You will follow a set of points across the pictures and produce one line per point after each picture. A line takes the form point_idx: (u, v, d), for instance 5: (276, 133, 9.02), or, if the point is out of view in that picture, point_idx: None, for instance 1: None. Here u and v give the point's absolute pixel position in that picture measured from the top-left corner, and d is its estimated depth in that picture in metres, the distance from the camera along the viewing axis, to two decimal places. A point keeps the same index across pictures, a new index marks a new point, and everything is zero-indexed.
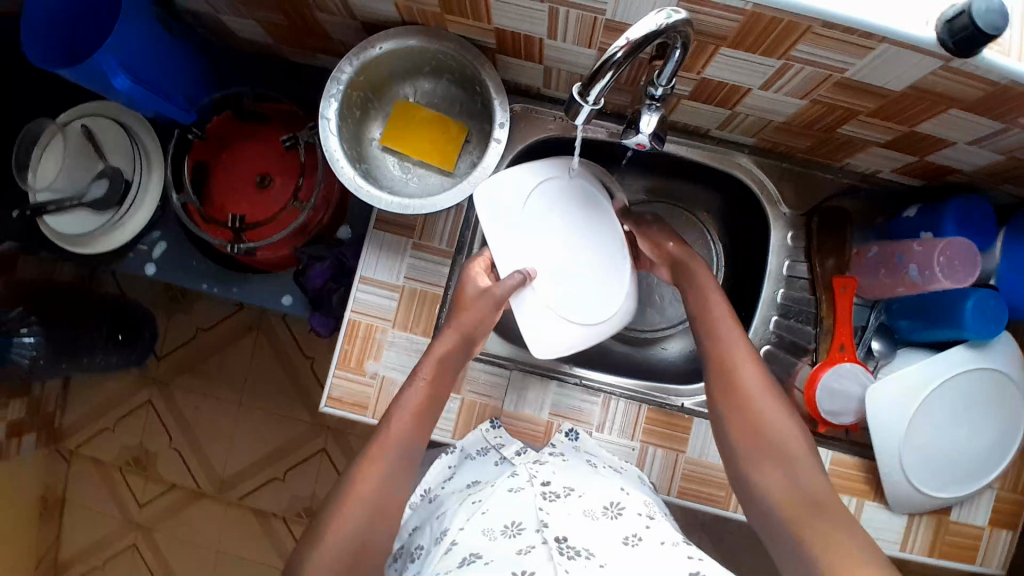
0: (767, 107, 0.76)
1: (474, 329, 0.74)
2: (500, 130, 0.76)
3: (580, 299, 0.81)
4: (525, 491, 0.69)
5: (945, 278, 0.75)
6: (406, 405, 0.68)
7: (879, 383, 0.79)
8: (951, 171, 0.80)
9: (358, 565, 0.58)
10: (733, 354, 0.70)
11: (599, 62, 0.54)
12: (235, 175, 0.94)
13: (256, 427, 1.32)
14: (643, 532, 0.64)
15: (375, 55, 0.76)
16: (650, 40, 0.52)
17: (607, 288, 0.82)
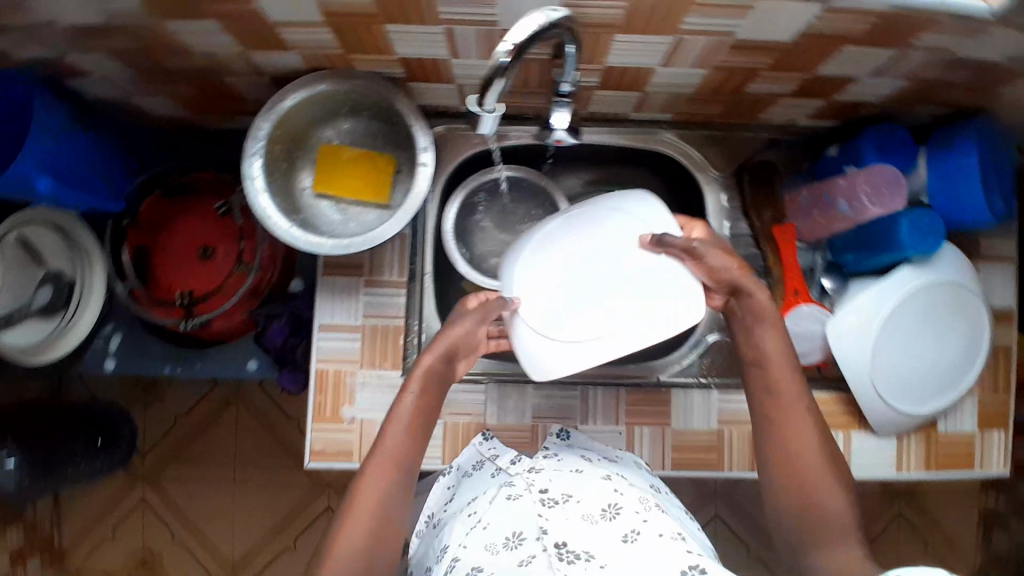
0: (675, 82, 0.79)
1: (452, 355, 0.75)
2: (425, 154, 0.77)
3: (597, 308, 0.74)
4: (523, 497, 0.69)
5: (873, 203, 0.79)
6: (395, 432, 0.71)
7: (836, 317, 0.82)
8: (861, 105, 0.83)
9: None
10: (787, 412, 0.71)
11: (489, 70, 0.55)
12: (175, 253, 0.94)
13: (256, 500, 1.30)
14: (641, 526, 0.64)
15: (288, 107, 0.77)
16: (536, 39, 0.54)
17: (636, 293, 0.73)
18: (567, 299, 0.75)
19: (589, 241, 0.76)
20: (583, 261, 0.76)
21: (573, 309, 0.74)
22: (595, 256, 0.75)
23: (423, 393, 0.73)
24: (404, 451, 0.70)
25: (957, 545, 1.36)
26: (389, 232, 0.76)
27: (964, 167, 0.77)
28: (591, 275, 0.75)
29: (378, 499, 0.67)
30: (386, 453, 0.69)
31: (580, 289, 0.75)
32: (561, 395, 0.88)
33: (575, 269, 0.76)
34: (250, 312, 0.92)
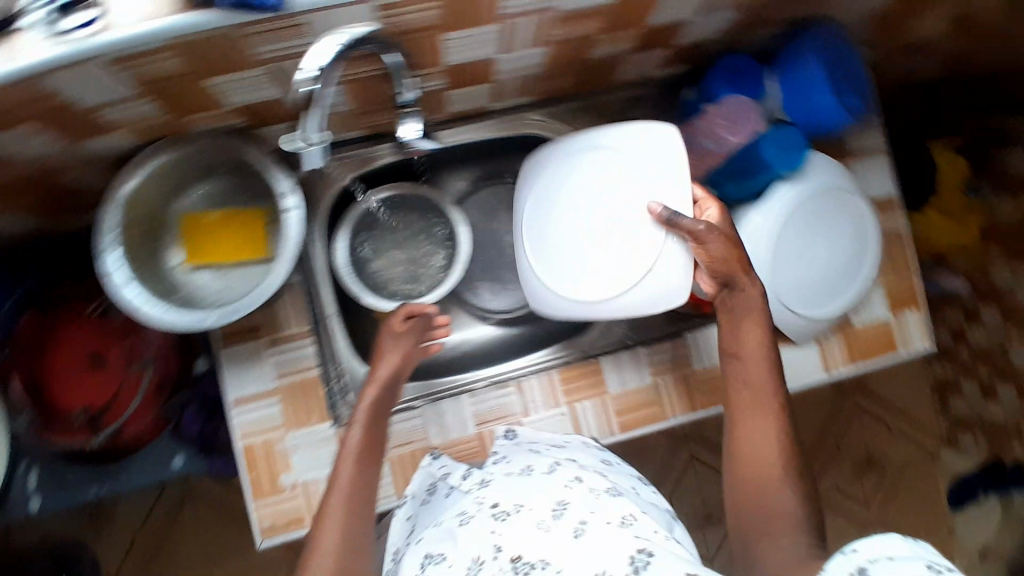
0: (519, 66, 0.77)
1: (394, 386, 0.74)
2: (289, 199, 0.73)
3: (586, 254, 0.75)
4: (475, 517, 0.67)
5: (732, 134, 0.80)
6: (345, 479, 0.65)
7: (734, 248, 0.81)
8: (704, 46, 0.83)
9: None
10: (760, 400, 0.68)
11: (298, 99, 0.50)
12: (62, 370, 0.86)
13: None
14: (589, 517, 0.65)
15: (133, 188, 0.72)
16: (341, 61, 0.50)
17: (634, 253, 0.72)
18: (561, 238, 0.76)
19: (602, 187, 0.75)
20: (589, 206, 0.75)
21: (567, 247, 0.75)
22: (602, 197, 0.75)
23: (369, 425, 0.69)
24: (359, 488, 0.66)
25: (918, 420, 1.43)
26: (285, 270, 0.73)
27: (811, 80, 0.79)
28: (595, 219, 0.75)
29: (339, 548, 0.61)
30: (341, 494, 0.64)
31: (577, 232, 0.75)
32: (497, 395, 0.89)
33: (575, 215, 0.76)
34: (162, 407, 0.90)
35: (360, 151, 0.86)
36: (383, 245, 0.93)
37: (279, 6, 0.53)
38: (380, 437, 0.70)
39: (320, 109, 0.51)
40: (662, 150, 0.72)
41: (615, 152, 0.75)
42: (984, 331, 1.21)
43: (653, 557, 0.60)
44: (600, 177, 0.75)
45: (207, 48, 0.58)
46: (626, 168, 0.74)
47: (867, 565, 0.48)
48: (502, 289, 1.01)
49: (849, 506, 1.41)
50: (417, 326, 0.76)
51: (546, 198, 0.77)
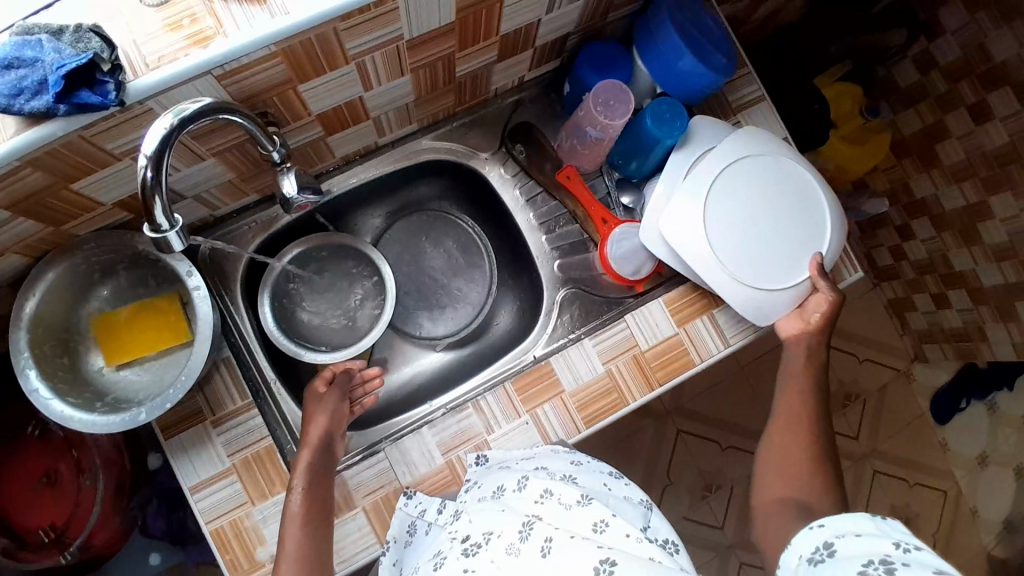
0: (390, 99, 0.78)
1: (329, 448, 0.77)
2: (194, 277, 0.73)
3: (735, 227, 0.82)
4: (448, 557, 0.65)
5: (608, 118, 0.82)
6: (291, 553, 0.69)
7: (649, 234, 0.85)
8: (565, 39, 0.85)
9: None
10: (794, 402, 0.78)
11: (141, 192, 0.51)
12: (12, 493, 0.84)
13: None
14: (554, 533, 0.63)
15: (37, 306, 0.72)
16: (169, 146, 0.50)
17: (770, 260, 0.82)
18: (726, 200, 0.83)
19: (783, 202, 0.84)
20: (761, 201, 0.83)
21: (726, 210, 0.83)
22: (770, 201, 0.83)
23: (309, 487, 0.73)
24: (309, 548, 0.70)
25: (884, 344, 1.45)
26: (203, 354, 0.73)
27: (671, 48, 0.82)
28: (759, 209, 0.83)
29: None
30: (290, 558, 0.68)
31: (741, 210, 0.83)
32: (456, 420, 0.85)
33: (747, 198, 0.83)
34: (123, 513, 0.91)
35: (262, 215, 0.87)
36: (313, 298, 0.94)
37: (118, 101, 0.55)
38: (320, 486, 0.75)
39: (161, 197, 0.51)
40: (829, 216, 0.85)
41: (808, 190, 0.84)
42: (921, 244, 1.26)
43: (618, 565, 0.59)
44: (785, 194, 0.84)
45: (65, 156, 0.59)
46: (804, 209, 0.84)
47: (835, 540, 0.56)
48: (441, 314, 1.02)
49: (840, 439, 1.42)
50: (336, 385, 0.82)
51: (747, 167, 0.83)
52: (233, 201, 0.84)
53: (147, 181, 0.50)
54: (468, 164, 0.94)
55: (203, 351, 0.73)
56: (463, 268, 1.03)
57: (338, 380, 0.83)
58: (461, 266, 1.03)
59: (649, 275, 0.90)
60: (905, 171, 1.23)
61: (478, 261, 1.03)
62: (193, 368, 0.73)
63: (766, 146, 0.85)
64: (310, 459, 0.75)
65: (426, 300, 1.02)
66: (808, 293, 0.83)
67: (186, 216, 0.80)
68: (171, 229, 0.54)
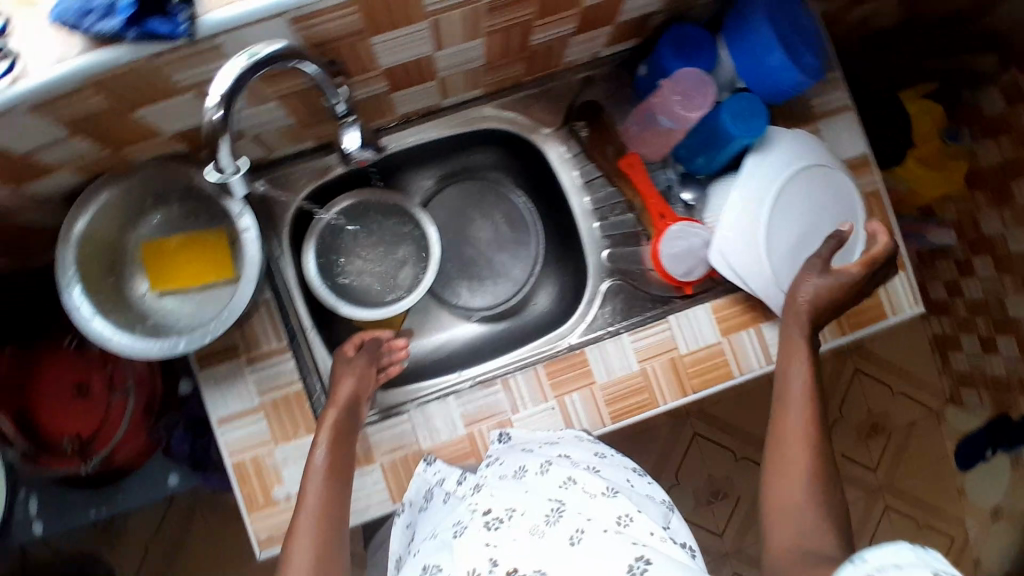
0: (459, 60, 0.76)
1: (348, 408, 0.78)
2: (245, 218, 0.73)
3: (785, 232, 0.81)
4: (470, 528, 0.66)
5: (687, 109, 0.77)
6: (311, 508, 0.69)
7: (719, 240, 0.82)
8: (647, 18, 0.81)
9: (330, 528, 0.69)
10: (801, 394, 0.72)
11: (207, 133, 0.50)
12: (50, 401, 0.88)
13: None
14: (586, 525, 0.64)
15: (85, 224, 0.73)
16: (242, 87, 0.49)
17: (808, 268, 0.82)
18: (780, 203, 0.81)
19: (826, 206, 0.83)
20: (805, 207, 0.82)
21: (779, 213, 0.81)
22: (821, 210, 0.82)
23: (333, 445, 0.74)
24: (331, 499, 0.71)
25: (919, 380, 1.42)
26: (245, 298, 0.73)
27: (761, 43, 0.78)
28: (809, 216, 0.82)
29: (312, 560, 0.66)
30: (312, 508, 0.69)
31: (789, 220, 0.82)
32: (482, 396, 0.86)
33: (794, 207, 0.82)
34: (150, 431, 0.91)
35: (314, 163, 0.86)
36: (354, 250, 0.92)
37: (187, 33, 0.53)
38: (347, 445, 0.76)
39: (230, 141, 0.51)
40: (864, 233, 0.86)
41: (846, 187, 0.83)
42: (978, 283, 1.20)
43: (652, 564, 0.59)
44: (828, 196, 0.83)
45: (129, 81, 0.57)
46: (847, 219, 0.84)
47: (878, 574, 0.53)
48: (480, 286, 1.01)
49: (858, 471, 1.40)
50: (364, 351, 0.84)
51: (791, 175, 0.81)
52: (290, 145, 0.82)
53: (216, 124, 0.49)
54: (528, 138, 0.91)
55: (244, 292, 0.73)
56: (509, 244, 1.01)
57: (366, 345, 0.85)
58: (508, 241, 1.01)
59: (700, 278, 0.86)
60: (975, 206, 1.15)
61: (525, 238, 1.01)
62: (227, 319, 0.72)
63: (800, 147, 0.83)
64: (335, 418, 0.76)
65: (468, 269, 1.01)
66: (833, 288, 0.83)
67: (243, 155, 0.79)
68: (235, 175, 0.55)
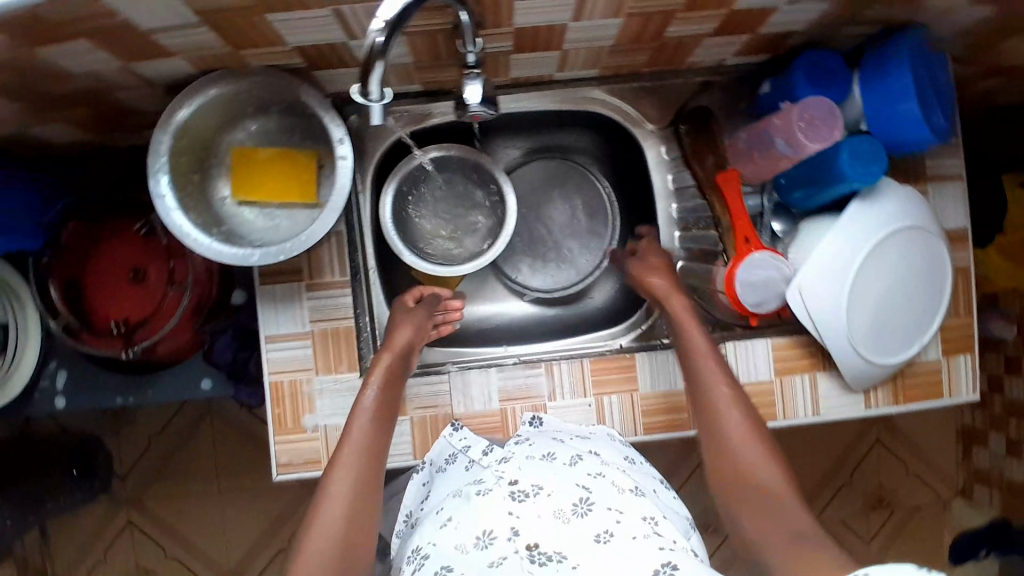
0: (589, 36, 0.73)
1: (404, 355, 0.79)
2: (342, 146, 0.73)
3: (873, 288, 0.80)
4: (494, 492, 0.68)
5: (808, 138, 0.74)
6: (358, 447, 0.71)
7: (803, 284, 0.79)
8: (786, 36, 0.79)
9: (372, 470, 0.71)
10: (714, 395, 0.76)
11: (364, 57, 0.49)
12: (106, 279, 0.90)
13: (232, 508, 1.40)
14: (615, 526, 0.63)
15: (188, 116, 0.73)
16: (406, 13, 0.48)
17: (885, 328, 0.82)
18: (877, 257, 0.79)
19: (917, 269, 0.81)
20: (898, 267, 0.80)
21: (873, 268, 0.79)
22: (911, 272, 0.81)
23: (384, 388, 0.76)
24: (374, 437, 0.73)
25: (938, 466, 1.39)
26: (322, 230, 0.72)
27: (897, 90, 0.75)
28: (900, 277, 0.81)
29: (351, 492, 0.68)
30: (357, 445, 0.72)
31: (880, 277, 0.80)
32: (524, 375, 0.85)
33: (888, 266, 0.80)
34: (196, 331, 0.90)
35: (416, 107, 0.84)
36: (434, 202, 0.91)
37: None
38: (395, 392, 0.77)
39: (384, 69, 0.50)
40: (942, 302, 0.85)
41: (938, 253, 0.82)
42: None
43: (679, 570, 0.59)
44: (920, 260, 0.82)
45: None
46: (930, 285, 0.83)
47: None
48: (543, 267, 1.00)
49: (854, 539, 1.38)
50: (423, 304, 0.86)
51: (893, 232, 0.79)
52: (398, 84, 0.80)
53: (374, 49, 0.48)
54: (630, 131, 0.89)
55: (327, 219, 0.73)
56: (581, 231, 1.00)
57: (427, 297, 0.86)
58: (580, 228, 1.00)
59: (768, 313, 0.84)
60: None
61: (599, 229, 1.00)
62: (300, 241, 0.73)
63: (908, 206, 0.81)
64: (390, 362, 0.77)
65: (536, 247, 1.00)
66: (899, 351, 0.84)
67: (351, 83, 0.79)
68: (377, 101, 0.54)
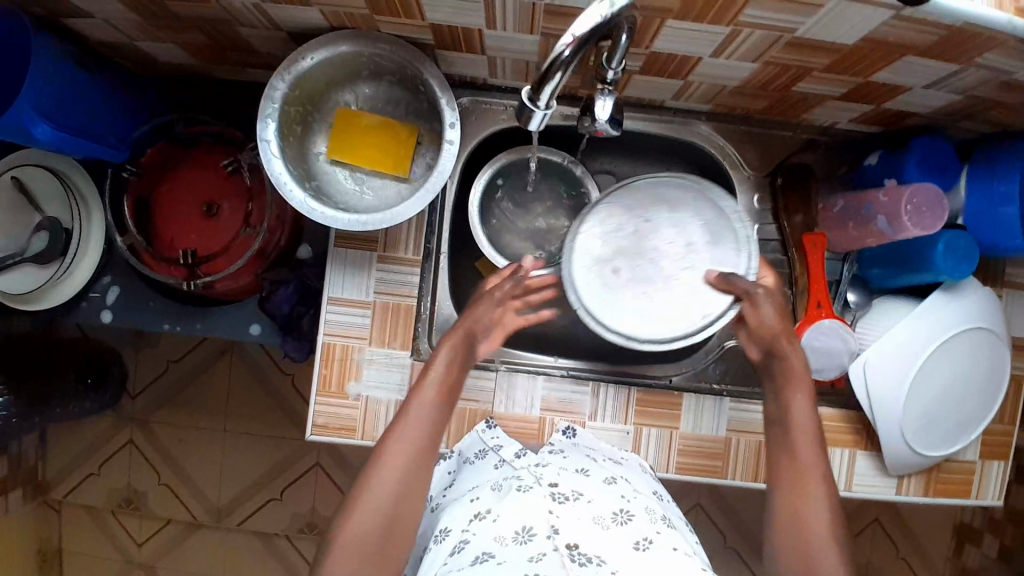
0: (719, 74, 0.73)
1: (474, 333, 0.77)
2: (452, 130, 0.73)
3: (932, 381, 0.80)
4: (534, 490, 0.67)
5: (911, 223, 0.74)
6: (413, 426, 0.71)
7: (872, 358, 0.80)
8: (910, 114, 0.78)
9: (432, 446, 0.71)
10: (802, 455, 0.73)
11: (547, 63, 0.53)
12: (181, 208, 0.91)
13: (232, 448, 1.41)
14: (654, 536, 0.63)
15: (308, 67, 0.72)
16: (598, 32, 0.51)
17: (935, 421, 0.81)
18: (943, 352, 0.79)
19: (979, 370, 0.81)
20: (960, 365, 0.80)
21: (936, 361, 0.79)
22: (972, 372, 0.81)
23: (452, 369, 0.75)
24: (433, 420, 0.72)
25: (929, 556, 1.39)
26: (408, 213, 0.72)
27: (1004, 192, 0.74)
28: (960, 376, 0.80)
29: (408, 471, 0.68)
30: (416, 422, 0.71)
31: (941, 371, 0.80)
32: (570, 389, 0.85)
33: (951, 362, 0.80)
34: (256, 278, 0.91)
35: None
36: (513, 199, 0.92)
37: None
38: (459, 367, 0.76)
39: (553, 83, 0.55)
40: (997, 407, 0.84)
41: (1000, 358, 0.82)
42: None
43: None
44: (983, 362, 0.81)
45: None
46: (988, 388, 0.82)
47: None
48: (645, 308, 0.77)
49: None
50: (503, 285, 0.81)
51: (963, 330, 0.79)
52: (513, 78, 0.81)
53: (558, 59, 0.52)
54: (725, 172, 0.89)
55: (421, 199, 0.72)
56: (699, 264, 0.78)
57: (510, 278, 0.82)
58: (697, 261, 0.78)
59: (825, 382, 0.84)
60: None
61: (725, 258, 0.78)
62: (378, 215, 0.73)
63: (985, 307, 0.81)
64: (459, 345, 0.76)
65: (644, 285, 0.78)
66: (944, 447, 0.83)
67: (469, 68, 0.78)
68: (541, 111, 0.59)
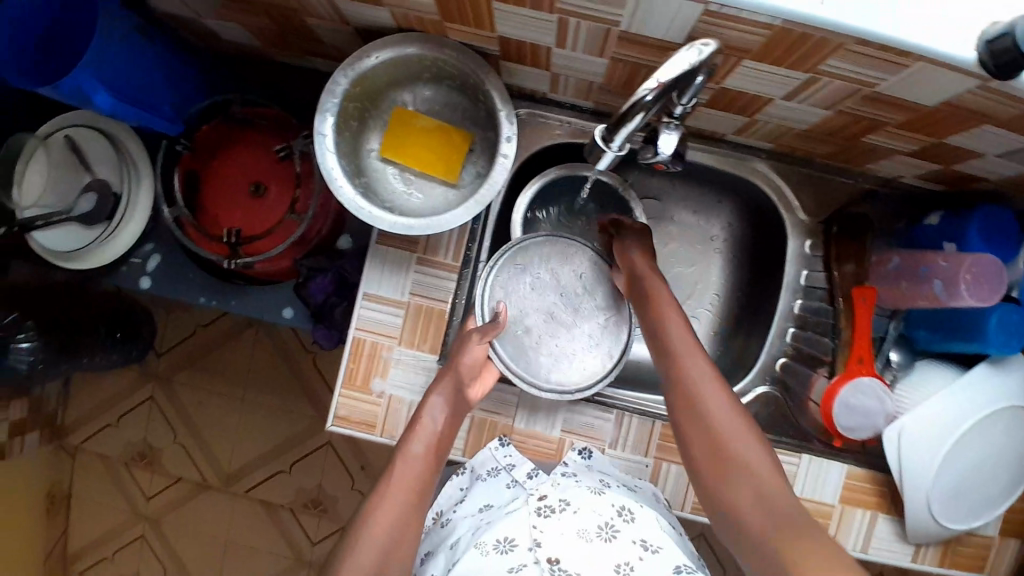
0: (787, 115, 0.70)
1: (468, 375, 0.77)
2: (508, 144, 0.72)
3: (966, 450, 0.77)
4: (522, 508, 0.71)
5: (967, 293, 0.72)
6: (401, 479, 0.71)
7: (900, 433, 0.77)
8: (978, 178, 0.75)
9: (424, 491, 0.72)
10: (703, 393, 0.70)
11: (628, 105, 0.55)
12: (229, 186, 0.92)
13: (250, 417, 1.43)
14: (635, 562, 0.65)
15: (372, 65, 0.72)
16: (684, 78, 0.50)
17: (963, 493, 0.79)
18: (981, 423, 0.77)
19: (1015, 447, 0.78)
20: (996, 438, 0.78)
21: (972, 431, 0.77)
22: (1008, 447, 0.78)
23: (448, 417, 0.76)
24: (422, 477, 0.73)
25: None
26: (454, 222, 0.71)
27: None
28: (994, 449, 0.78)
29: (402, 509, 0.70)
30: (400, 475, 0.72)
31: (976, 442, 0.77)
32: (593, 414, 0.84)
33: (988, 434, 0.77)
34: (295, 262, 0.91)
35: (580, 122, 0.84)
36: (562, 213, 0.92)
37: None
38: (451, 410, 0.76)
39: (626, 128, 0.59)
40: None
41: None
42: None
43: None
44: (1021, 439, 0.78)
45: None
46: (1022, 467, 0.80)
47: None
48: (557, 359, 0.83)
49: None
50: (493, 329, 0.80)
51: (1005, 404, 0.77)
52: (574, 96, 0.80)
53: (640, 102, 0.54)
54: (778, 212, 0.87)
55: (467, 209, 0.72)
56: (586, 308, 0.86)
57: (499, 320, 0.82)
58: (584, 305, 0.87)
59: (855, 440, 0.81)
60: None
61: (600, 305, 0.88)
62: (424, 221, 0.72)
63: None
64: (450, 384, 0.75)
65: (542, 335, 0.85)
66: (970, 520, 0.80)
67: (531, 81, 0.78)
68: (613, 149, 0.62)
